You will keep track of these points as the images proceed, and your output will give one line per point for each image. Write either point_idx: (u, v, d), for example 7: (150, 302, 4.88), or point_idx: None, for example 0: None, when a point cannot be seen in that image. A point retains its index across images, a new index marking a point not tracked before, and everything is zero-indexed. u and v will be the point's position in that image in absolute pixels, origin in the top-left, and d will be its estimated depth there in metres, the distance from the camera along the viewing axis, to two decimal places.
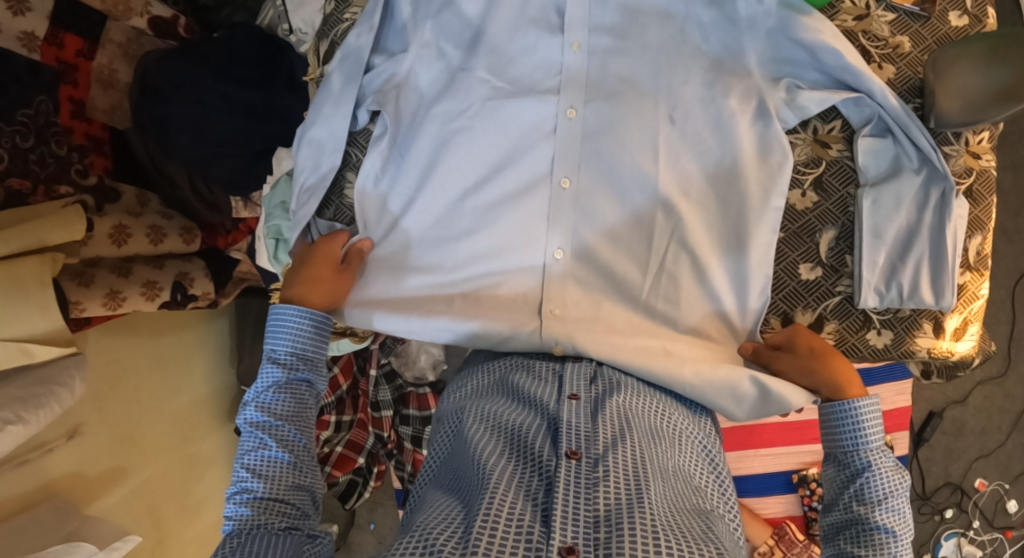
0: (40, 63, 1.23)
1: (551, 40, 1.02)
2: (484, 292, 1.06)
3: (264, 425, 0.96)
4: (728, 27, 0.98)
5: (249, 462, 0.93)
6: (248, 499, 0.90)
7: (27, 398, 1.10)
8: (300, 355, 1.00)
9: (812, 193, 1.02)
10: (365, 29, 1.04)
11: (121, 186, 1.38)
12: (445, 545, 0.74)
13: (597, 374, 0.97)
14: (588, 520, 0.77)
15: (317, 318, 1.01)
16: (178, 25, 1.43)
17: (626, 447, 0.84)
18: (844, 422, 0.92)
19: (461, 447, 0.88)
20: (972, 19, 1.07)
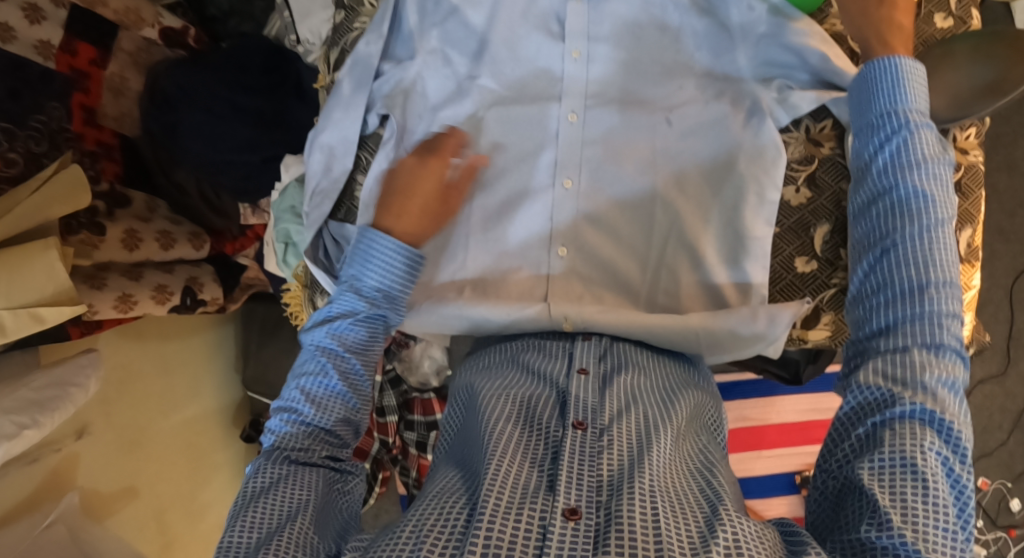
0: (54, 70, 1.26)
1: (553, 46, 1.06)
2: (491, 285, 1.07)
3: (331, 352, 0.93)
4: (720, 32, 1.02)
5: (308, 383, 0.92)
6: (299, 421, 0.91)
7: (42, 401, 1.14)
8: (382, 289, 0.94)
9: (806, 189, 1.04)
10: (374, 37, 1.08)
11: (131, 193, 1.41)
12: (457, 515, 0.79)
13: (608, 351, 1.00)
14: (591, 485, 0.81)
15: (411, 255, 0.93)
16: (187, 35, 1.47)
17: (632, 418, 0.88)
18: (885, 78, 0.88)
19: (473, 419, 0.92)
20: (957, 21, 1.11)
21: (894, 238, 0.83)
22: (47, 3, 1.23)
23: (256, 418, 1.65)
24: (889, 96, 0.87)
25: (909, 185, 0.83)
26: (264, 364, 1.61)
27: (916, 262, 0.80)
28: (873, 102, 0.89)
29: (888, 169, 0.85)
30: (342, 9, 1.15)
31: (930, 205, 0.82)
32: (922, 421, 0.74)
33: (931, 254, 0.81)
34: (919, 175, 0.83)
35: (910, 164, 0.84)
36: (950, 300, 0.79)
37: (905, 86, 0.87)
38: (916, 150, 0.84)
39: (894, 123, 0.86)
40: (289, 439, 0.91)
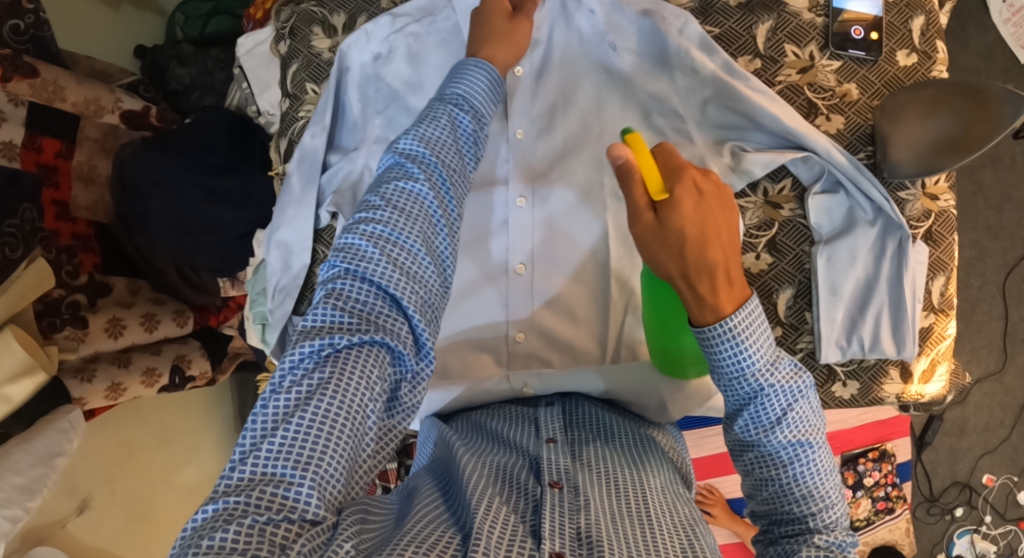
0: (21, 170, 1.28)
1: (496, 126, 1.03)
2: (452, 365, 1.05)
3: (415, 156, 0.80)
4: (662, 102, 1.00)
5: (388, 190, 0.78)
6: (378, 226, 0.76)
7: (30, 486, 1.15)
8: (471, 105, 0.85)
9: (766, 255, 1.02)
10: (317, 129, 1.07)
11: (112, 279, 1.43)
12: (447, 542, 0.76)
13: (572, 418, 0.97)
14: (571, 537, 0.78)
15: (494, 76, 0.86)
16: (149, 116, 1.45)
17: (605, 483, 0.85)
18: (718, 344, 0.74)
19: (447, 472, 0.89)
20: (921, 56, 1.05)
21: (773, 472, 0.77)
22: (6, 104, 1.23)
23: None
24: (732, 353, 0.74)
25: (778, 438, 0.76)
26: None
27: (796, 498, 0.77)
28: (720, 364, 0.75)
29: (751, 425, 0.77)
30: (288, 98, 1.14)
31: (799, 443, 0.76)
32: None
33: (810, 482, 0.76)
34: (785, 429, 0.76)
35: (774, 417, 0.76)
36: (836, 514, 0.76)
37: (743, 346, 0.73)
38: (773, 404, 0.75)
39: (748, 384, 0.75)
40: (368, 258, 0.75)
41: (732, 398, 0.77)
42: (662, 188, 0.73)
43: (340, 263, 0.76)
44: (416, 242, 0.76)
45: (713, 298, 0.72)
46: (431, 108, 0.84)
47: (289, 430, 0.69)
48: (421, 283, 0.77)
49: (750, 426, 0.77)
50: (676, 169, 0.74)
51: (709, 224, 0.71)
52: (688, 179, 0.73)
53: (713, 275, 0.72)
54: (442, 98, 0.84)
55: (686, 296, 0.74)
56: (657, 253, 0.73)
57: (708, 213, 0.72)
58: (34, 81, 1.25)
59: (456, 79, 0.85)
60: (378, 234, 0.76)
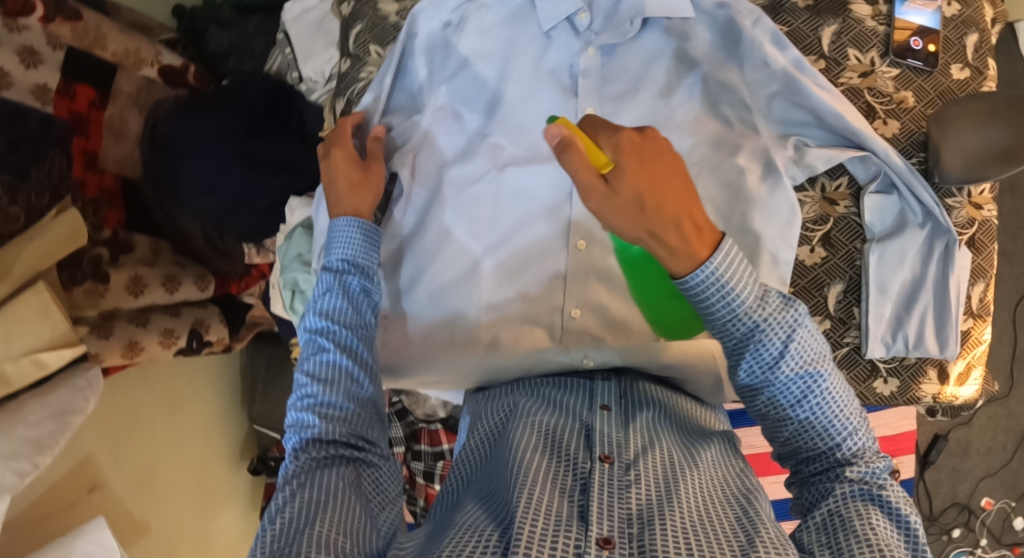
0: (54, 115, 1.23)
1: (567, 103, 1.03)
2: (503, 336, 1.05)
3: (322, 330, 0.93)
4: (730, 92, 1.01)
5: (309, 368, 0.92)
6: (310, 403, 0.89)
7: (41, 440, 1.09)
8: (356, 264, 0.96)
9: (820, 249, 1.05)
10: (377, 90, 1.06)
11: (135, 237, 1.38)
12: (490, 539, 0.77)
13: (627, 390, 0.97)
14: (622, 518, 0.78)
15: (366, 227, 0.97)
16: (188, 73, 1.43)
17: (658, 453, 0.85)
18: (709, 291, 0.76)
19: (502, 445, 0.89)
20: (974, 71, 1.09)
21: (790, 406, 0.79)
22: (44, 46, 1.20)
23: (263, 452, 1.63)
24: (723, 297, 0.76)
25: (784, 373, 0.78)
26: (272, 401, 1.61)
27: (819, 431, 0.79)
28: (710, 312, 0.78)
29: (754, 368, 0.79)
30: (350, 58, 1.14)
31: (806, 373, 0.78)
32: (862, 494, 0.76)
33: (826, 409, 0.79)
34: (788, 362, 0.77)
35: (774, 354, 0.78)
36: (858, 438, 0.79)
37: (729, 288, 0.75)
38: (772, 339, 0.77)
39: (741, 326, 0.78)
40: (310, 425, 0.88)
41: (732, 349, 0.79)
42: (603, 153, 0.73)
43: (294, 438, 0.89)
44: (342, 400, 0.89)
45: (685, 244, 0.74)
46: (325, 279, 0.96)
47: (283, 523, 0.80)
48: (354, 424, 0.89)
49: (752, 372, 0.79)
50: (609, 132, 0.74)
51: (662, 176, 0.72)
52: (626, 139, 0.73)
53: (677, 223, 0.73)
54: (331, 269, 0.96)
55: (653, 248, 0.75)
56: (621, 212, 0.73)
57: (652, 169, 0.72)
58: (76, 25, 1.23)
59: (333, 247, 0.97)
60: (311, 405, 0.89)
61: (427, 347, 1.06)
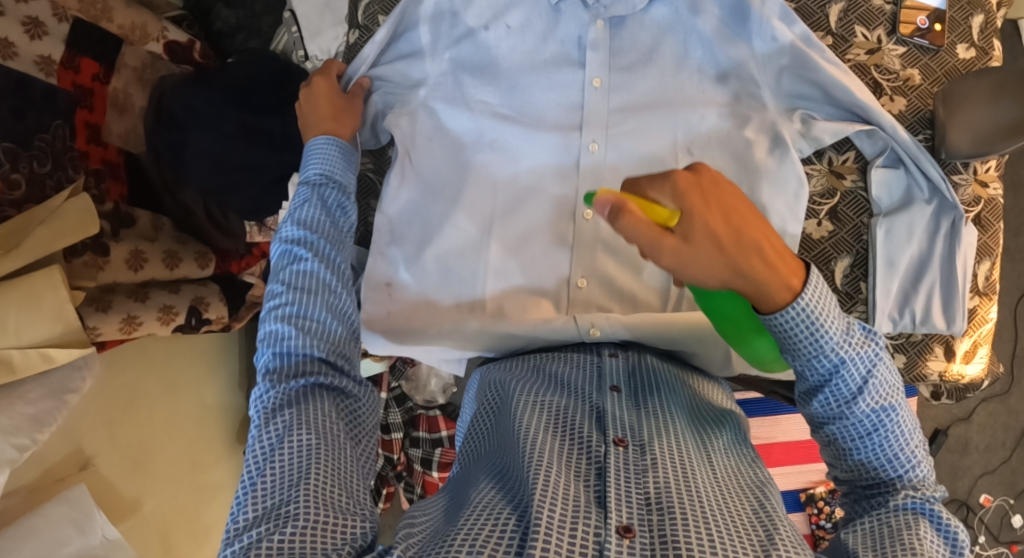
0: (57, 87, 1.23)
1: (575, 74, 1.02)
2: (507, 303, 1.04)
3: (298, 240, 0.94)
4: (739, 67, 0.99)
5: (285, 277, 0.92)
6: (285, 311, 0.90)
7: (40, 417, 1.08)
8: (331, 178, 0.99)
9: (828, 223, 1.05)
10: (374, 45, 1.03)
11: (137, 211, 1.38)
12: (509, 526, 0.75)
13: (635, 368, 0.96)
14: (640, 504, 0.77)
15: (342, 145, 1.01)
16: (194, 50, 1.42)
17: (673, 437, 0.84)
18: (798, 325, 0.77)
19: (506, 424, 0.88)
20: (979, 52, 1.09)
21: (861, 435, 0.80)
22: (49, 17, 1.19)
23: None
24: (812, 333, 0.77)
25: (862, 408, 0.78)
26: None
27: (885, 461, 0.80)
28: (795, 344, 0.78)
29: (830, 400, 0.80)
30: None
31: (883, 409, 0.79)
32: (918, 516, 0.78)
33: (892, 442, 0.80)
34: (866, 397, 0.78)
35: (853, 388, 0.78)
36: (917, 465, 0.81)
37: (820, 324, 0.76)
38: (853, 373, 0.78)
39: (826, 360, 0.78)
40: (288, 337, 0.88)
41: (811, 379, 0.80)
42: (664, 207, 0.75)
43: (268, 351, 0.89)
44: (321, 311, 0.90)
45: (772, 275, 0.75)
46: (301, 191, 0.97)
47: (275, 469, 0.80)
48: (331, 341, 0.91)
49: (827, 404, 0.80)
50: (664, 187, 0.75)
51: (725, 205, 0.74)
52: (676, 182, 0.75)
53: (759, 252, 0.74)
54: (306, 181, 0.99)
55: (742, 289, 0.75)
56: (703, 254, 0.74)
57: (716, 198, 0.74)
58: None
59: (310, 161, 0.99)
60: (288, 315, 0.90)
61: (429, 316, 1.05)
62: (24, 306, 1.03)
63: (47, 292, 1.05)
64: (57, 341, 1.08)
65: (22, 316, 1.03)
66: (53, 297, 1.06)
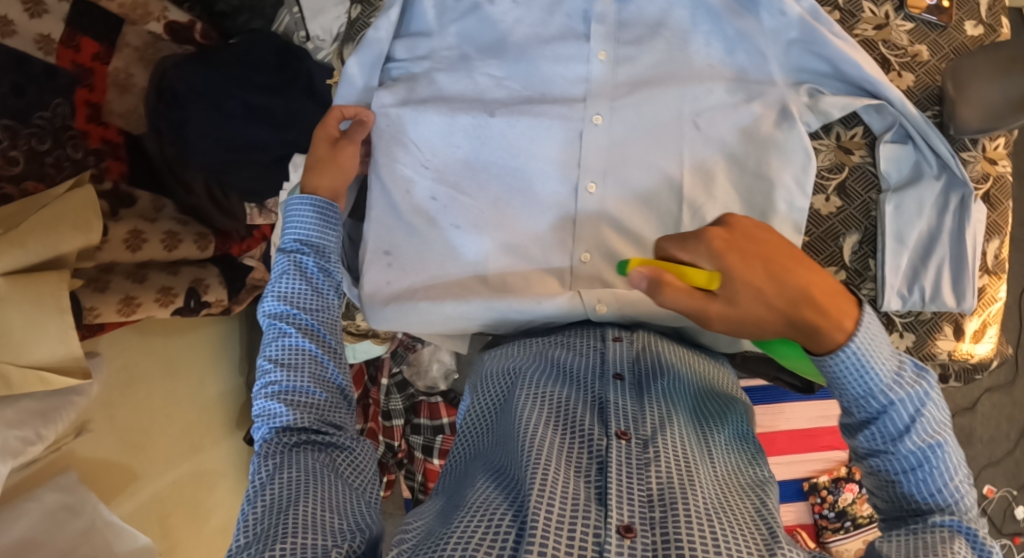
0: (57, 66, 1.21)
1: (580, 48, 1.01)
2: (510, 279, 1.03)
3: (282, 314, 0.97)
4: (747, 40, 0.98)
5: (272, 352, 0.95)
6: (274, 389, 0.92)
7: (46, 413, 1.12)
8: (311, 245, 1.00)
9: (836, 198, 1.04)
10: (385, 21, 1.03)
11: (136, 192, 1.37)
12: (506, 524, 0.73)
13: (640, 352, 0.93)
14: (642, 500, 0.75)
15: (320, 204, 1.00)
16: (195, 31, 1.39)
17: (677, 429, 0.82)
18: (848, 368, 0.76)
19: (507, 418, 0.86)
20: (987, 29, 1.07)
21: (904, 467, 0.77)
22: None
23: None
24: (860, 372, 0.76)
25: (907, 446, 0.76)
26: None
27: (929, 495, 0.77)
28: (843, 385, 0.78)
29: (875, 436, 0.78)
30: (359, 4, 1.13)
31: (932, 447, 0.76)
32: (956, 534, 0.73)
33: (938, 479, 0.76)
34: (912, 435, 0.76)
35: (900, 425, 0.77)
36: (962, 500, 0.76)
37: (868, 363, 0.76)
38: (902, 412, 0.76)
39: (874, 398, 0.77)
40: (279, 412, 0.91)
41: (857, 414, 0.79)
42: (703, 270, 0.76)
43: (263, 426, 0.92)
44: (307, 384, 0.93)
45: (828, 324, 0.75)
46: (281, 266, 0.99)
47: (265, 505, 0.84)
48: (320, 410, 0.93)
49: (873, 438, 0.78)
50: (699, 248, 0.77)
51: (767, 257, 0.75)
52: (712, 243, 0.76)
53: (811, 298, 0.75)
54: (286, 249, 1.01)
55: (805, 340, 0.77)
56: (753, 314, 0.76)
57: (751, 252, 0.75)
58: None
59: (289, 228, 1.01)
60: (277, 392, 0.92)
61: (430, 292, 1.04)
62: (30, 317, 1.06)
63: (50, 301, 1.07)
64: (56, 365, 1.11)
65: (28, 330, 1.06)
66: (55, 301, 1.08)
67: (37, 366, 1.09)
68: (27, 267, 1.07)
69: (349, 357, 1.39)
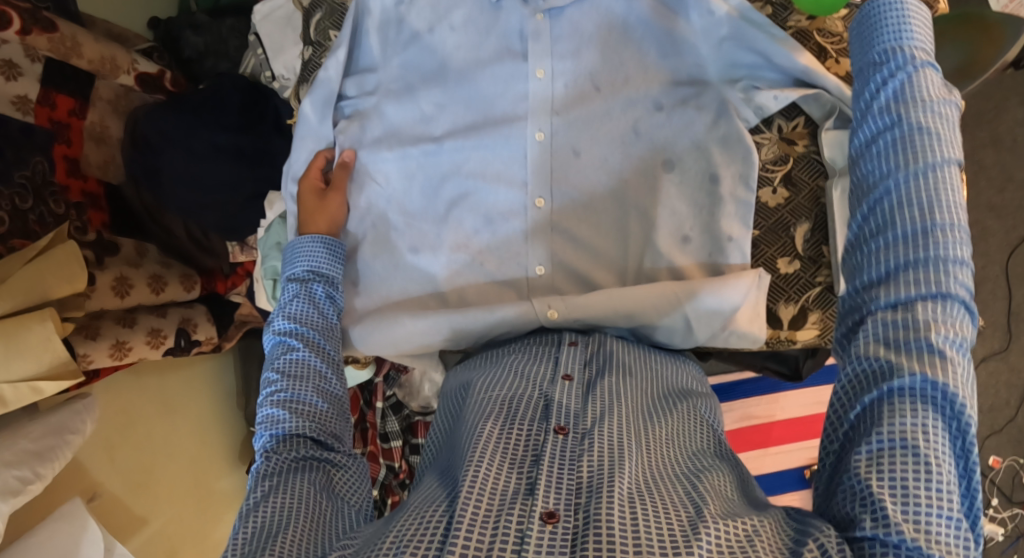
0: (35, 125, 1.27)
1: (518, 67, 1.04)
2: (468, 293, 1.06)
3: (290, 331, 0.99)
4: (679, 43, 1.00)
5: (278, 365, 0.97)
6: (281, 398, 0.94)
7: (42, 452, 1.15)
8: (321, 273, 1.03)
9: (783, 190, 1.03)
10: (333, 61, 1.06)
11: (120, 240, 1.41)
12: (437, 521, 0.76)
13: (593, 356, 0.95)
14: (569, 489, 0.77)
15: (329, 241, 1.05)
16: (164, 79, 1.46)
17: (615, 421, 0.83)
18: (886, 67, 0.80)
19: (457, 425, 0.90)
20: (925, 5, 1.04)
21: (904, 270, 0.73)
22: (23, 58, 1.23)
23: None
24: (903, 97, 0.77)
25: (914, 213, 0.73)
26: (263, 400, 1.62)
27: (910, 307, 0.71)
28: (884, 125, 0.78)
29: (898, 171, 0.75)
30: (311, 45, 1.17)
31: (934, 238, 0.73)
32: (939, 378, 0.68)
33: (916, 286, 0.72)
34: (923, 166, 0.75)
35: (919, 213, 0.74)
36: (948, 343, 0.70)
37: (914, 92, 0.77)
38: (916, 140, 0.75)
39: (901, 119, 0.77)
40: (282, 419, 0.92)
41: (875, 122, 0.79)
42: None
43: (265, 433, 0.93)
44: (310, 394, 0.95)
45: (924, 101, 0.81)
46: (292, 286, 1.02)
47: (255, 525, 0.83)
48: (321, 418, 0.94)
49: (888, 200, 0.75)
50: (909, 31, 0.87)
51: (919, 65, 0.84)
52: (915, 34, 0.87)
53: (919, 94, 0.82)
54: (295, 278, 1.03)
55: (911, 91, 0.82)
56: None
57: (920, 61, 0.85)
58: (52, 35, 1.24)
59: (298, 258, 1.04)
60: (282, 400, 0.94)
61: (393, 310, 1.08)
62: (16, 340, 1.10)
63: (34, 321, 1.11)
64: (49, 375, 1.15)
65: (13, 346, 1.09)
66: (43, 327, 1.12)
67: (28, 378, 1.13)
68: (19, 304, 1.12)
69: None
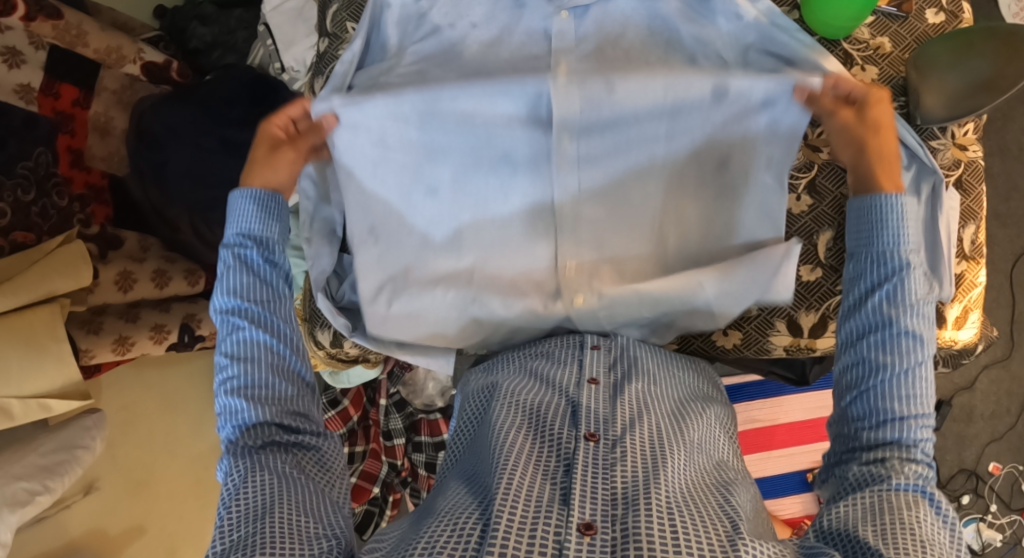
0: (38, 114, 1.24)
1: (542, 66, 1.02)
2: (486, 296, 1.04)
3: (232, 310, 0.92)
4: (705, 46, 0.99)
5: (229, 348, 0.91)
6: (236, 385, 0.89)
7: (52, 467, 1.12)
8: (254, 236, 0.94)
9: (806, 197, 1.04)
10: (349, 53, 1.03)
11: (122, 232, 1.38)
12: (471, 528, 0.76)
13: (618, 358, 0.94)
14: (605, 499, 0.77)
15: (260, 199, 0.94)
16: (171, 69, 1.43)
17: (646, 428, 0.83)
18: (890, 213, 0.85)
19: (485, 429, 0.88)
20: (949, 15, 1.07)
21: (886, 410, 0.81)
22: (27, 45, 1.20)
23: None
24: (894, 229, 0.84)
25: (904, 325, 0.81)
26: None
27: (890, 405, 0.81)
28: (876, 240, 0.85)
29: (885, 300, 0.83)
30: (328, 37, 1.15)
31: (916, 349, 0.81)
32: (920, 499, 0.76)
33: (898, 390, 0.81)
34: (912, 314, 0.82)
35: (904, 336, 0.81)
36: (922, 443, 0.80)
37: (904, 226, 0.84)
38: (907, 287, 0.82)
39: (893, 261, 0.84)
40: (242, 410, 0.88)
41: (871, 276, 0.85)
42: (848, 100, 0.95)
43: (227, 425, 0.89)
44: (267, 376, 0.90)
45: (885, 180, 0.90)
46: (223, 258, 0.93)
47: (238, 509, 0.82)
48: (285, 402, 0.90)
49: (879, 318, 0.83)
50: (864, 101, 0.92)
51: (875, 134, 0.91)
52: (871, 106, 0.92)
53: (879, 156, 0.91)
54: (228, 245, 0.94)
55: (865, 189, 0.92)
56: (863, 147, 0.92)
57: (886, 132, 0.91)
58: (57, 23, 1.23)
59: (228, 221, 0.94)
60: (238, 387, 0.89)
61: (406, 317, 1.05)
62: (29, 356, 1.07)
63: (48, 338, 1.09)
64: (58, 393, 1.12)
65: (26, 365, 1.07)
66: (57, 344, 1.10)
67: (38, 394, 1.10)
68: (28, 302, 1.08)
69: (344, 381, 1.43)
